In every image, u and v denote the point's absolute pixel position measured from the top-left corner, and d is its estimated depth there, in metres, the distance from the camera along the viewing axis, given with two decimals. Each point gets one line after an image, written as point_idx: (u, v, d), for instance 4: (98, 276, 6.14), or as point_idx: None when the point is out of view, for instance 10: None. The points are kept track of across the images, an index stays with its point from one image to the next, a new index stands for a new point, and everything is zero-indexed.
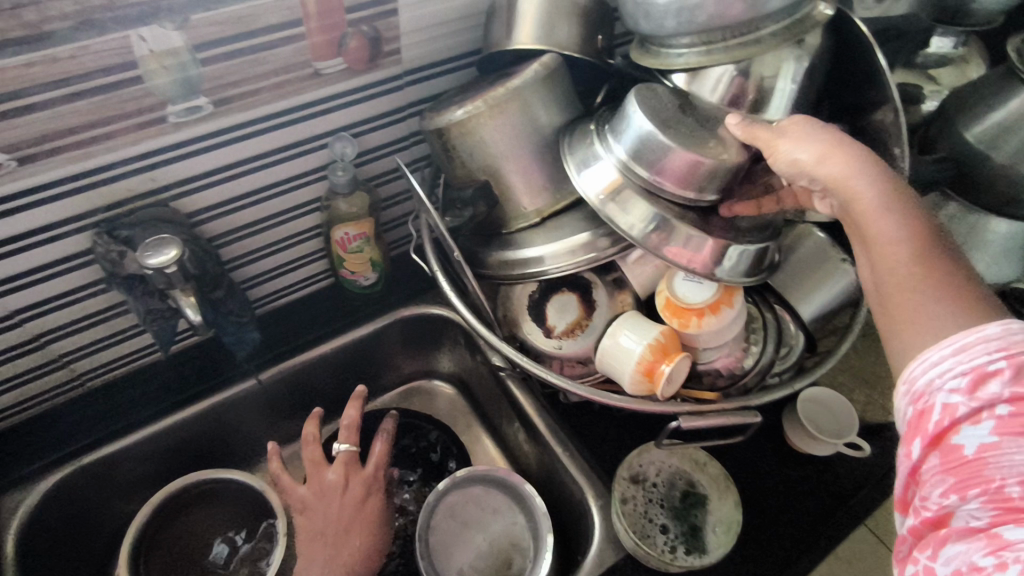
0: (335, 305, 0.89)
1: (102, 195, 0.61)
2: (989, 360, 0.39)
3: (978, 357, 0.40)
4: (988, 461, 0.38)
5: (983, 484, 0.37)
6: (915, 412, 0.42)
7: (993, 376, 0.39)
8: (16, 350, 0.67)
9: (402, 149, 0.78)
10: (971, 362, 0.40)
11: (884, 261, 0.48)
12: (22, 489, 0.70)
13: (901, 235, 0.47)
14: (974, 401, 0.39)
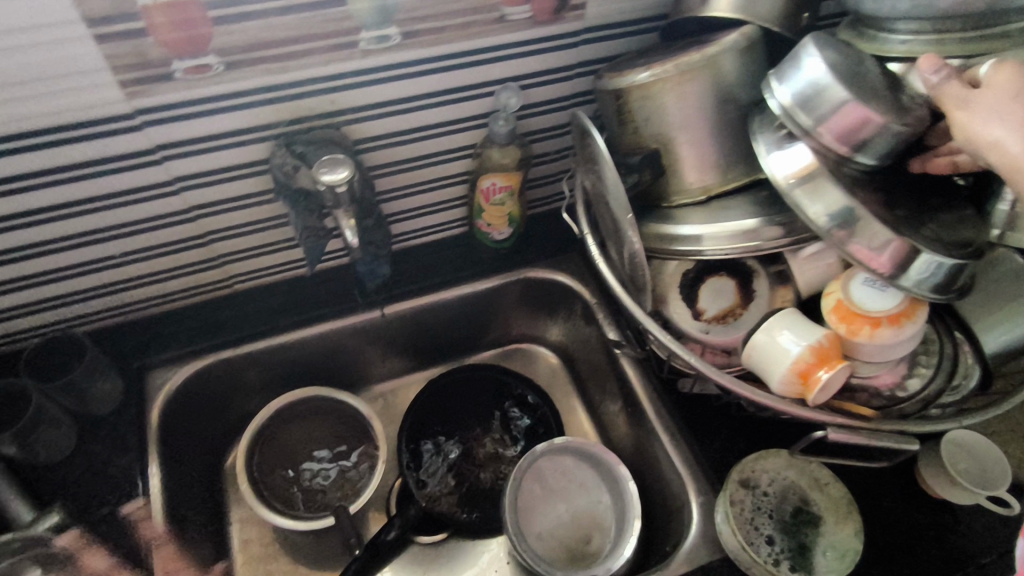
0: (463, 254, 0.90)
1: (288, 109, 0.64)
2: None
3: None
4: None
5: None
6: None
7: None
8: (186, 242, 0.73)
9: (562, 109, 0.77)
10: None
11: None
12: (170, 368, 0.77)
13: None
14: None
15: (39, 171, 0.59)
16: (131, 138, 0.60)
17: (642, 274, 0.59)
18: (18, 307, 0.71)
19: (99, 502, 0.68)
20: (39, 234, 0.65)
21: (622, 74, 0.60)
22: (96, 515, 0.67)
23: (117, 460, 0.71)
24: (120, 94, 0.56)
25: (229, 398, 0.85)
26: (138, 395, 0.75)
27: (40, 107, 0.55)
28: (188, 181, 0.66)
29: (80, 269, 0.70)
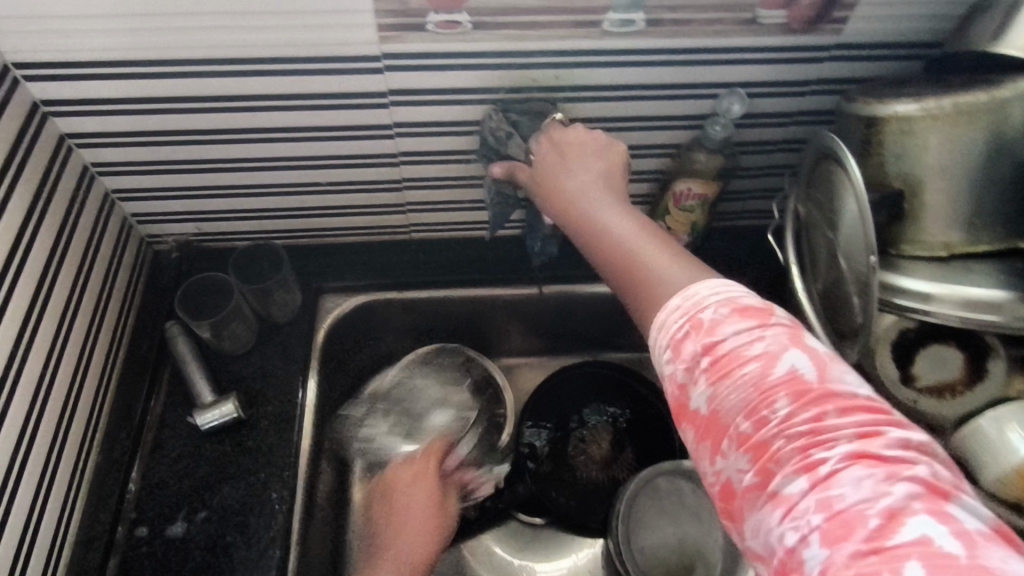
0: None
1: (513, 77, 0.64)
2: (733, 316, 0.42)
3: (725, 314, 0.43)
4: (747, 403, 0.39)
5: (726, 433, 0.40)
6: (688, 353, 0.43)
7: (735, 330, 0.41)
8: (384, 185, 0.77)
9: (780, 124, 0.72)
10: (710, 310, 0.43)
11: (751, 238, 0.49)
12: (342, 296, 0.83)
13: None
14: (683, 362, 0.42)
15: (287, 96, 0.64)
16: (370, 80, 0.63)
17: (853, 325, 0.54)
18: (231, 212, 0.79)
19: (264, 402, 0.74)
20: (268, 151, 0.71)
21: (880, 102, 0.55)
22: (259, 412, 0.73)
23: (284, 368, 0.77)
24: (374, 37, 0.59)
25: (380, 336, 0.89)
26: (310, 314, 0.81)
27: (304, 39, 0.59)
28: (403, 128, 0.69)
29: (289, 190, 0.76)
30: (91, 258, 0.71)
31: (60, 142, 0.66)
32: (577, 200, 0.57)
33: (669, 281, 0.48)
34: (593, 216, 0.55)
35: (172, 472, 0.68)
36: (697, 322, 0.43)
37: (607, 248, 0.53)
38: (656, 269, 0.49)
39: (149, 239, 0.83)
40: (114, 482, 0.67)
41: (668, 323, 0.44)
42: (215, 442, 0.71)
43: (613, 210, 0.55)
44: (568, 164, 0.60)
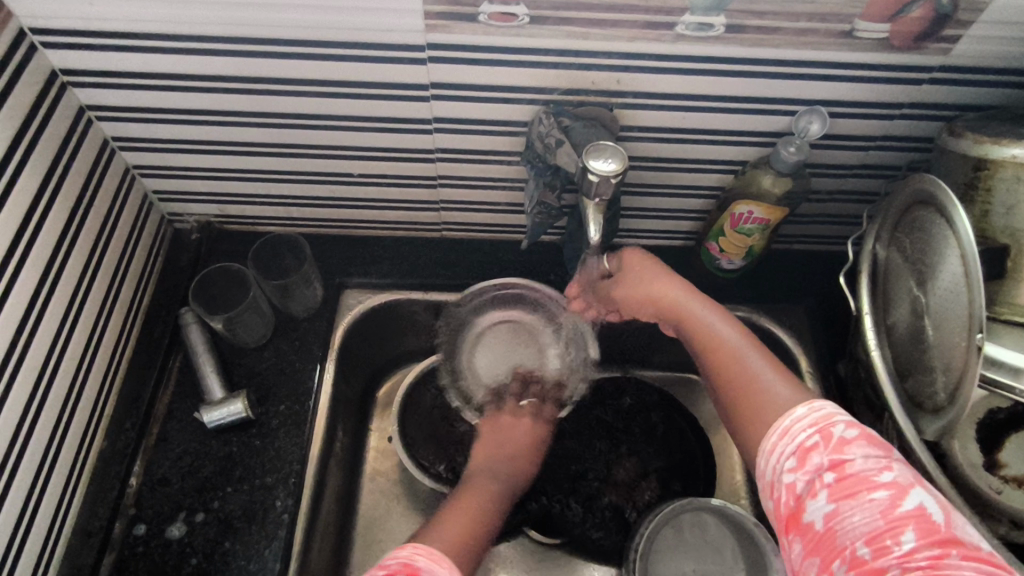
0: (676, 268, 0.80)
1: (570, 78, 0.58)
2: (845, 434, 0.45)
3: (837, 432, 0.46)
4: (839, 516, 0.42)
5: (839, 555, 0.41)
6: (795, 465, 0.46)
7: (852, 451, 0.44)
8: (419, 180, 0.71)
9: (861, 148, 0.65)
10: (820, 426, 0.46)
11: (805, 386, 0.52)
12: (365, 293, 0.78)
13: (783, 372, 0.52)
14: (807, 475, 0.45)
15: (321, 80, 0.59)
16: (412, 70, 0.57)
17: (935, 398, 0.48)
18: (255, 196, 0.75)
19: (274, 401, 0.70)
20: (296, 137, 0.66)
21: (995, 140, 0.47)
22: (269, 411, 0.70)
23: (299, 366, 0.73)
24: (419, 24, 0.53)
25: (401, 335, 0.85)
26: (330, 309, 0.77)
27: (341, 20, 0.53)
28: (443, 124, 0.63)
29: (317, 178, 0.71)
30: (107, 239, 0.67)
31: (80, 114, 0.62)
32: (673, 304, 0.60)
33: (771, 393, 0.51)
34: (697, 318, 0.58)
35: (175, 469, 0.66)
36: (828, 436, 0.45)
37: (715, 357, 0.57)
38: (764, 380, 0.53)
39: (170, 217, 0.79)
40: (116, 474, 0.65)
41: (794, 432, 0.47)
42: (221, 440, 0.67)
43: (723, 323, 0.58)
44: (637, 281, 0.62)
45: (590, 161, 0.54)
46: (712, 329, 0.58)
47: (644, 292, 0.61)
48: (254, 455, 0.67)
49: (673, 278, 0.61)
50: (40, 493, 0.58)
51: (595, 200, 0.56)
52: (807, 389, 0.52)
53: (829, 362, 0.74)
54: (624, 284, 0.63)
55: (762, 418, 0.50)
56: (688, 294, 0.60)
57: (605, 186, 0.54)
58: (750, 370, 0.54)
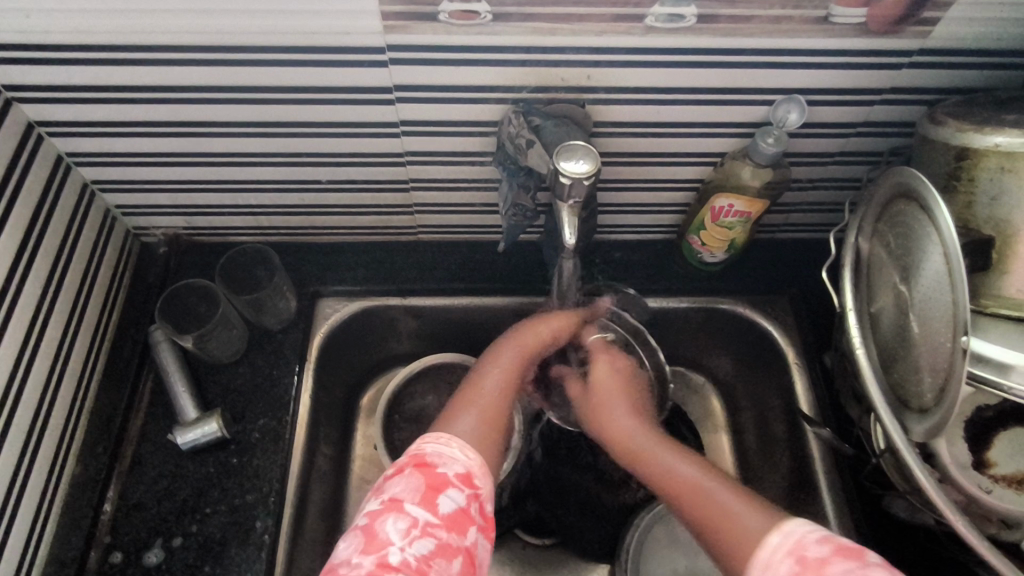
0: (659, 261, 0.78)
1: (539, 75, 0.56)
2: (817, 548, 0.43)
3: (811, 551, 0.43)
4: None
5: None
6: None
7: (833, 567, 0.41)
8: (391, 184, 0.69)
9: (841, 135, 0.63)
10: (797, 551, 0.43)
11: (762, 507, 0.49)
12: (342, 301, 0.76)
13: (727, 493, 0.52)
14: None
15: (280, 87, 0.56)
16: (374, 73, 0.55)
17: (921, 397, 0.47)
18: (222, 206, 0.73)
19: (251, 419, 0.68)
20: (258, 146, 0.63)
21: (977, 128, 0.46)
22: (246, 427, 0.68)
23: (276, 380, 0.71)
24: (377, 26, 0.50)
25: (381, 341, 0.83)
26: (307, 319, 0.75)
27: (294, 24, 0.50)
28: (411, 127, 0.61)
29: (285, 186, 0.69)
30: (67, 259, 0.64)
31: (28, 131, 0.59)
32: (606, 406, 0.65)
33: (737, 527, 0.48)
34: (633, 439, 0.61)
35: (150, 493, 0.64)
36: (805, 560, 0.43)
37: (671, 486, 0.55)
38: (719, 501, 0.51)
39: (136, 231, 0.77)
40: (90, 501, 0.63)
41: (776, 562, 0.44)
42: (197, 460, 0.66)
43: (642, 437, 0.60)
44: (598, 386, 0.67)
45: (561, 163, 0.52)
46: (644, 452, 0.59)
47: (595, 386, 0.67)
48: (231, 474, 0.65)
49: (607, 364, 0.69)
50: (7, 528, 0.56)
51: (569, 202, 0.55)
52: (777, 509, 0.49)
53: (816, 353, 0.73)
54: (588, 400, 0.67)
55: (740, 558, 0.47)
56: (611, 386, 0.67)
57: (578, 188, 0.53)
58: (701, 492, 0.53)
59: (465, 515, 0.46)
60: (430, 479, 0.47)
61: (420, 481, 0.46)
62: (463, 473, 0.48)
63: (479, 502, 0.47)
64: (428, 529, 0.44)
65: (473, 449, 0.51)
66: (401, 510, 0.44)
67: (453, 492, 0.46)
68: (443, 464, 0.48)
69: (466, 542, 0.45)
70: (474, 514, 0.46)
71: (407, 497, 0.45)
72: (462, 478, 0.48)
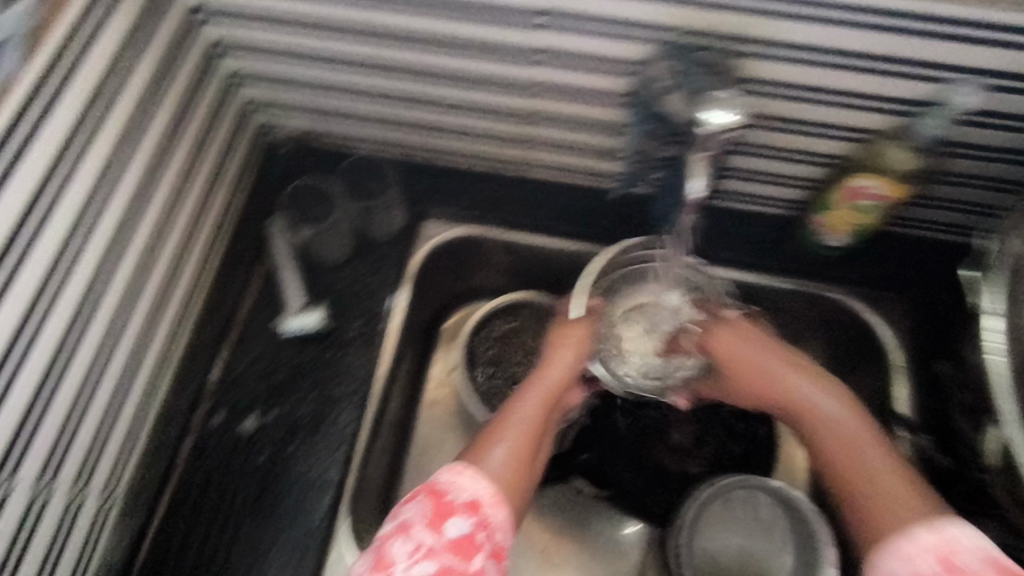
0: (772, 237, 0.75)
1: (697, 16, 0.53)
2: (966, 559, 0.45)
3: (964, 556, 0.46)
4: None
5: None
6: None
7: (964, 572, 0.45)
8: (516, 115, 0.69)
9: (1014, 127, 0.57)
10: (942, 550, 0.46)
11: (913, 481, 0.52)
12: (446, 225, 0.78)
13: (888, 467, 0.53)
14: None
15: None
16: None
17: None
18: (349, 114, 0.75)
19: (350, 320, 0.72)
20: (396, 56, 0.64)
21: None
22: (344, 327, 0.72)
23: (376, 289, 0.74)
24: None
25: (472, 270, 0.85)
26: (411, 236, 0.77)
27: None
28: (550, 56, 0.60)
29: (413, 102, 0.70)
30: (208, 142, 0.68)
31: (189, 16, 0.62)
32: (770, 373, 0.60)
33: (883, 483, 0.52)
34: (811, 404, 0.58)
35: (254, 368, 0.69)
36: (952, 566, 0.45)
37: (837, 448, 0.56)
38: (872, 462, 0.53)
39: (261, 131, 0.79)
40: (200, 367, 0.69)
41: (918, 555, 0.47)
42: (296, 348, 0.70)
43: (829, 392, 0.58)
44: (752, 351, 0.62)
45: (700, 112, 0.49)
46: (823, 411, 0.57)
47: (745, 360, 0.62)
48: (326, 366, 0.70)
49: (747, 339, 0.63)
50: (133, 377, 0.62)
51: (700, 154, 0.52)
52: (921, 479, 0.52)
53: (925, 359, 0.69)
54: (728, 347, 0.63)
55: (888, 514, 0.50)
56: (763, 352, 0.61)
57: (714, 141, 0.50)
58: (856, 449, 0.54)
59: (469, 540, 0.49)
60: (439, 506, 0.50)
61: (430, 507, 0.50)
62: (468, 502, 0.51)
63: (486, 529, 0.51)
64: (433, 552, 0.48)
65: (487, 479, 0.53)
66: (409, 534, 0.49)
67: (459, 519, 0.50)
68: (451, 493, 0.51)
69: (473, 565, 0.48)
70: (478, 541, 0.49)
71: (416, 520, 0.50)
72: (468, 506, 0.51)
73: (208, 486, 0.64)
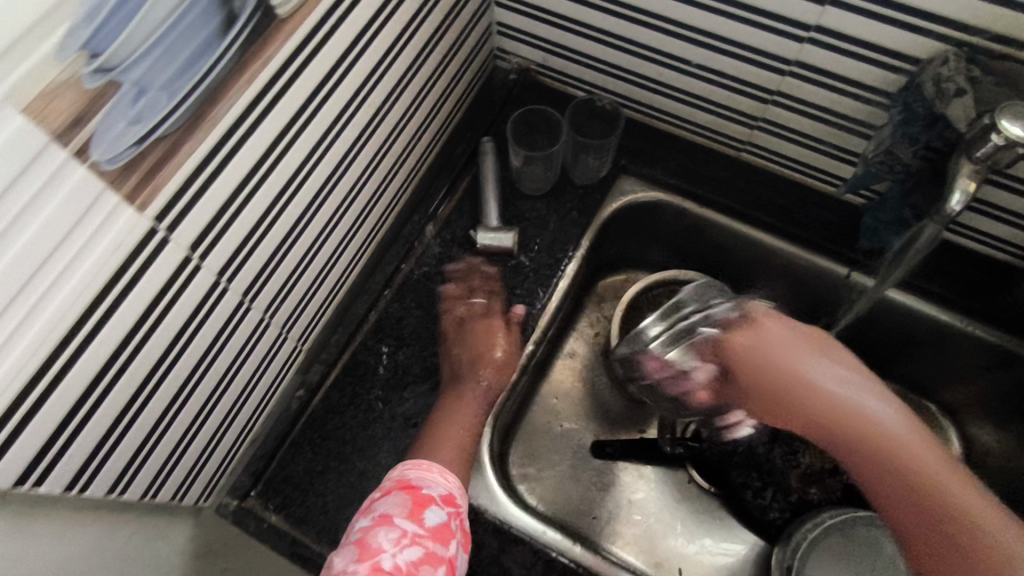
0: (989, 283, 0.70)
1: (1017, 23, 0.49)
2: None
3: None
4: None
5: None
6: None
7: None
8: (756, 90, 0.68)
9: None
10: None
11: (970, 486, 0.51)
12: (643, 186, 0.79)
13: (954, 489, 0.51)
14: None
15: None
16: None
17: None
18: (584, 55, 0.76)
19: (536, 249, 0.75)
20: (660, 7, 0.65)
21: None
22: (530, 254, 0.75)
23: (565, 228, 0.77)
24: None
25: (650, 235, 0.85)
26: (608, 188, 0.79)
27: None
28: (825, 37, 0.58)
29: (654, 57, 0.71)
30: (454, 52, 0.72)
31: None
32: (789, 390, 0.60)
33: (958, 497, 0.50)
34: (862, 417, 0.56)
35: (440, 268, 0.73)
36: None
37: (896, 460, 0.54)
38: (940, 469, 0.52)
39: (496, 54, 0.83)
40: (394, 256, 0.74)
41: None
42: (481, 261, 0.74)
43: (879, 398, 0.57)
44: (758, 358, 0.62)
45: (1004, 121, 0.46)
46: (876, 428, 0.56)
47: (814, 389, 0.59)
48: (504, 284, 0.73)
49: (824, 360, 0.60)
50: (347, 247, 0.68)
51: (980, 164, 0.49)
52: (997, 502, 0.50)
53: None
54: (741, 355, 0.63)
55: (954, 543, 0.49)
56: (821, 364, 0.60)
57: (1005, 154, 0.47)
58: (919, 461, 0.53)
59: (447, 528, 0.51)
60: (417, 498, 0.52)
61: (408, 500, 0.51)
62: (443, 495, 0.54)
63: (458, 520, 0.53)
64: (417, 539, 0.49)
65: (449, 478, 0.56)
66: (392, 524, 0.49)
67: (437, 509, 0.52)
68: (425, 488, 0.53)
69: (448, 552, 0.50)
70: (453, 528, 0.51)
71: (397, 513, 0.50)
72: (444, 500, 0.53)
73: (381, 359, 0.70)
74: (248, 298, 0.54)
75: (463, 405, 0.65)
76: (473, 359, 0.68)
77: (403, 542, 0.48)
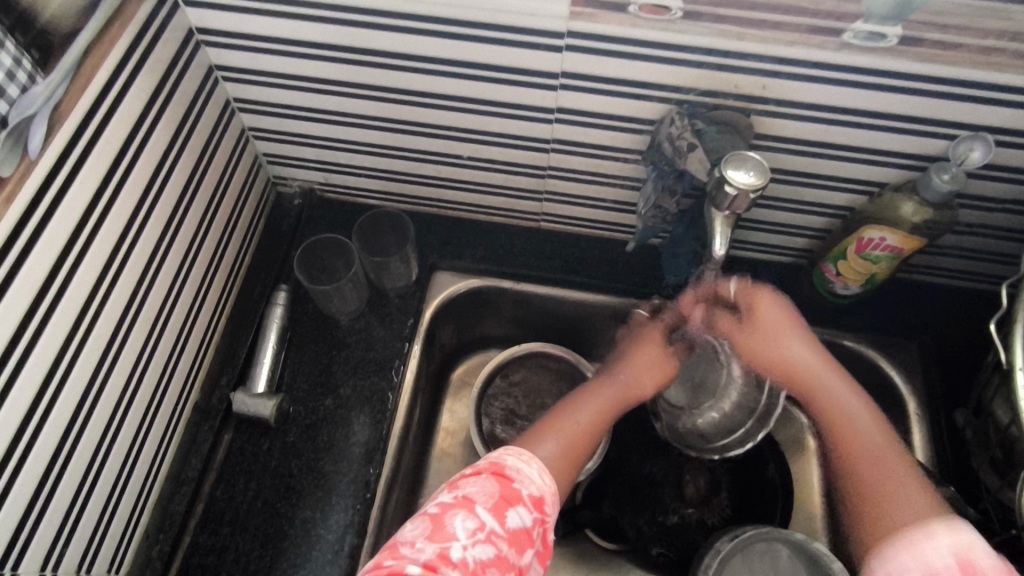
0: (781, 284, 0.77)
1: (714, 78, 0.54)
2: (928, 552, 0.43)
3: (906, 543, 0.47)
4: None
5: None
6: None
7: None
8: (530, 168, 0.69)
9: (1016, 180, 0.59)
10: None
11: (906, 463, 0.53)
12: (459, 276, 0.78)
13: (866, 430, 0.55)
14: None
15: (450, 61, 0.57)
16: (545, 58, 0.55)
17: None
18: (360, 168, 0.74)
19: (365, 372, 0.71)
20: (415, 116, 0.65)
21: None
22: (361, 381, 0.70)
23: (390, 341, 0.73)
24: (563, 12, 0.50)
25: (478, 321, 0.82)
26: (424, 289, 0.76)
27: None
28: (568, 114, 0.61)
29: (426, 157, 0.70)
30: (219, 198, 0.67)
31: (207, 75, 0.62)
32: (811, 386, 0.57)
33: (901, 479, 0.52)
34: (817, 368, 0.57)
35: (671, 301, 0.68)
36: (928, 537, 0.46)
37: (839, 423, 0.56)
38: (885, 446, 0.54)
39: (275, 180, 0.80)
40: (210, 428, 0.67)
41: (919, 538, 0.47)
42: (310, 405, 0.69)
43: (848, 386, 0.57)
44: (772, 330, 0.59)
45: (728, 171, 0.50)
46: (833, 395, 0.57)
47: (777, 354, 0.59)
48: (344, 421, 0.68)
49: (809, 345, 0.59)
50: (146, 439, 0.60)
51: (725, 212, 0.53)
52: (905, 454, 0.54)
53: (943, 407, 0.69)
54: (751, 344, 0.60)
55: (886, 508, 0.51)
56: (800, 340, 0.59)
57: (740, 200, 0.51)
58: (857, 433, 0.55)
59: (525, 535, 0.43)
60: (504, 490, 0.45)
61: (495, 488, 0.44)
62: (534, 496, 0.46)
63: (543, 527, 0.45)
64: (492, 537, 0.42)
65: (549, 478, 0.48)
66: (472, 510, 0.43)
67: (522, 510, 0.44)
68: (518, 482, 0.46)
69: (523, 562, 0.43)
70: (535, 537, 0.44)
71: (481, 499, 0.43)
72: (533, 501, 0.45)
73: (218, 554, 0.61)
74: (10, 566, 0.45)
75: (596, 411, 0.61)
76: (631, 368, 0.65)
77: (477, 536, 0.42)
